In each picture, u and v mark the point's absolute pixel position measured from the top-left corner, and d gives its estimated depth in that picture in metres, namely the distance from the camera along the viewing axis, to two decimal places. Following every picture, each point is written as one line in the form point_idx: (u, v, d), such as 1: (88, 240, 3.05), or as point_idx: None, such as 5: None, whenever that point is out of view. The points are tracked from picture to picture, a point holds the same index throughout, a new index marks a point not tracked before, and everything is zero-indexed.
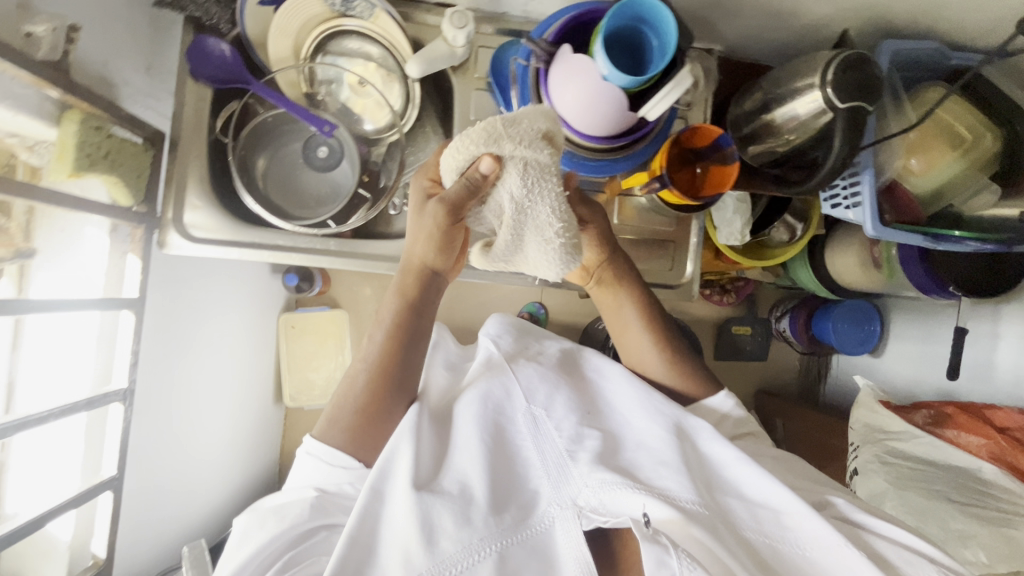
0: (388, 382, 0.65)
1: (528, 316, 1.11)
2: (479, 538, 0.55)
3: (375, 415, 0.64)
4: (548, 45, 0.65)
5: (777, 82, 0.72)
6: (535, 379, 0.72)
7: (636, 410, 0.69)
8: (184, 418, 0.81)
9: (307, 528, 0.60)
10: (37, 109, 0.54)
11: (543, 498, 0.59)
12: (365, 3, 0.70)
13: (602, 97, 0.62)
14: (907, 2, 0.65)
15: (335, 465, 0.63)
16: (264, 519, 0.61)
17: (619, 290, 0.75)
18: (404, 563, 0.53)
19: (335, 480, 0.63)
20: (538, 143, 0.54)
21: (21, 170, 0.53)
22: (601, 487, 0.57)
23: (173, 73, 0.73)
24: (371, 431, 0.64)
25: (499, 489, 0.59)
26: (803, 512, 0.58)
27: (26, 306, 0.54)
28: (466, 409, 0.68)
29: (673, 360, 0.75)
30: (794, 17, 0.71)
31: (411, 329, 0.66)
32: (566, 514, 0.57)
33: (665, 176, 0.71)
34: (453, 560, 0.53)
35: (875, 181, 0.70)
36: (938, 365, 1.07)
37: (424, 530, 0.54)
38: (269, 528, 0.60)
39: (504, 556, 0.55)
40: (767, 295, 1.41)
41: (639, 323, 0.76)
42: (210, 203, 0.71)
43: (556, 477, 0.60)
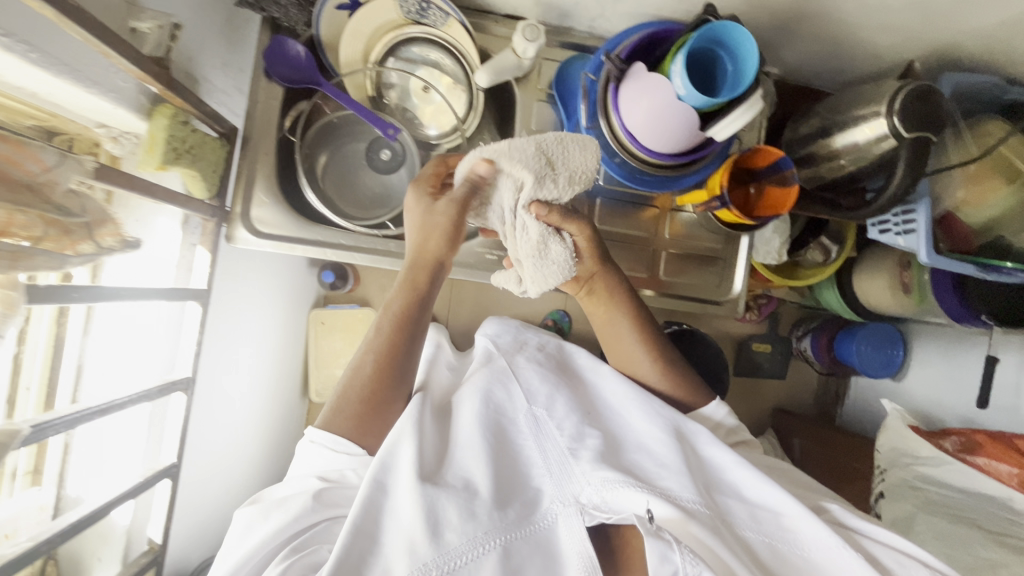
0: (398, 370, 0.64)
1: (552, 323, 1.12)
2: (484, 531, 0.53)
3: (381, 401, 0.63)
4: (621, 62, 0.66)
5: (840, 108, 0.74)
6: (535, 380, 0.72)
7: (635, 412, 0.68)
8: (218, 409, 0.78)
9: (308, 519, 0.57)
10: (133, 103, 0.56)
11: (547, 496, 0.58)
12: (440, 12, 0.71)
13: (675, 117, 0.63)
14: (973, 37, 0.67)
15: (338, 452, 0.60)
16: (268, 511, 0.58)
17: (611, 298, 0.74)
18: (408, 555, 0.50)
19: (342, 467, 0.60)
20: (532, 165, 0.60)
21: (103, 158, 0.57)
22: (604, 485, 0.56)
23: (246, 70, 0.75)
24: (374, 417, 0.62)
25: (503, 484, 0.58)
26: (802, 514, 0.58)
27: (103, 293, 0.51)
28: (467, 407, 0.68)
29: (664, 366, 0.74)
30: (857, 45, 0.72)
31: (418, 320, 0.66)
32: (568, 511, 0.55)
33: (725, 196, 0.72)
34: (459, 552, 0.51)
35: (931, 211, 0.71)
36: (963, 392, 1.07)
37: (428, 521, 0.52)
38: (273, 518, 0.56)
39: (509, 550, 0.52)
40: (790, 313, 1.40)
41: (634, 331, 0.74)
42: (276, 200, 0.73)
43: (558, 475, 0.59)
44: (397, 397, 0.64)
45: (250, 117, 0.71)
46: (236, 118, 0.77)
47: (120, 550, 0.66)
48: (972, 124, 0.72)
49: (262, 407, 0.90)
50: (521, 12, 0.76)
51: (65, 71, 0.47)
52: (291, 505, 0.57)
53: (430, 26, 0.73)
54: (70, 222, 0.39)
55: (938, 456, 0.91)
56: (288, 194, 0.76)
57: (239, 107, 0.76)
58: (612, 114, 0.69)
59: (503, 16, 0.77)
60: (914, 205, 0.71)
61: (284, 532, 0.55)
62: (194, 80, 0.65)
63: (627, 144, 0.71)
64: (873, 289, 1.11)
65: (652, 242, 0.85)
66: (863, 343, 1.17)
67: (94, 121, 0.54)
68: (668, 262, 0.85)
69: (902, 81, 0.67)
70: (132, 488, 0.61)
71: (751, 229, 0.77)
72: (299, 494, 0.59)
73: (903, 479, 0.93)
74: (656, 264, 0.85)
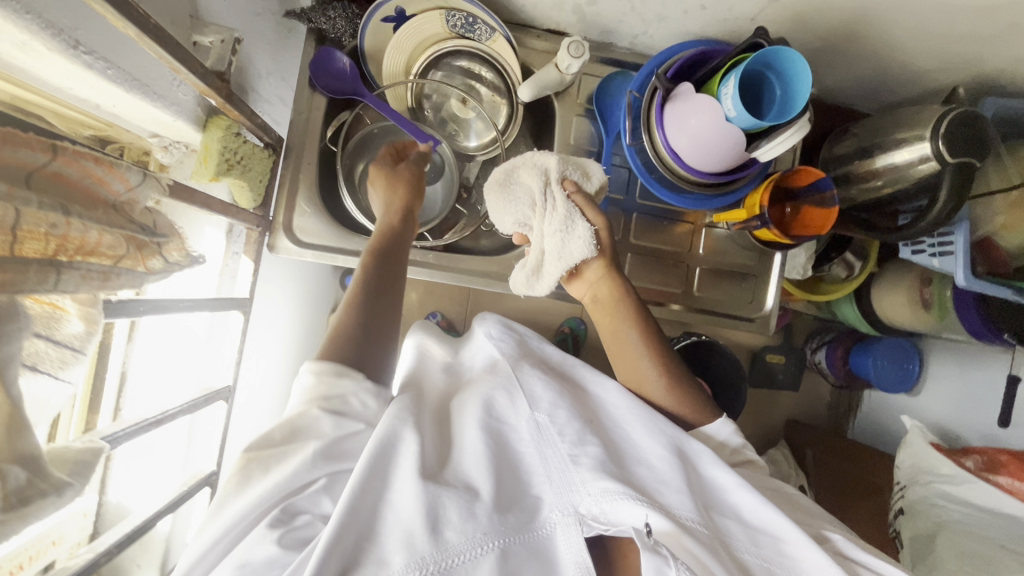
0: (380, 298, 0.62)
1: (568, 330, 1.10)
2: (484, 531, 0.49)
3: (374, 326, 0.60)
4: (668, 82, 0.67)
5: (880, 130, 0.74)
6: (539, 385, 0.63)
7: (636, 424, 0.61)
8: (240, 414, 0.75)
9: (305, 477, 0.50)
10: (191, 114, 0.56)
11: (546, 504, 0.53)
12: (486, 27, 0.71)
13: (722, 137, 0.63)
14: (1017, 63, 0.67)
15: (340, 375, 0.54)
16: (266, 463, 0.50)
17: (616, 305, 0.69)
18: (405, 548, 0.46)
19: (347, 393, 0.54)
20: (565, 164, 0.66)
21: (152, 165, 0.57)
22: (604, 495, 0.52)
23: (288, 79, 0.75)
24: (370, 347, 0.59)
25: (503, 488, 0.53)
26: (801, 540, 0.54)
27: (165, 306, 0.51)
28: (468, 412, 0.61)
29: (669, 379, 0.67)
30: (899, 66, 0.72)
31: (392, 258, 0.65)
32: (567, 521, 0.51)
33: (765, 216, 0.72)
34: (456, 551, 0.47)
35: (969, 235, 0.71)
36: (984, 409, 1.03)
37: (427, 517, 0.48)
38: (270, 472, 0.49)
39: (507, 553, 0.48)
40: (803, 326, 1.42)
41: (639, 338, 0.68)
42: (318, 209, 0.73)
43: (558, 482, 0.54)
44: (391, 324, 0.62)
45: (294, 127, 0.72)
46: (278, 127, 0.77)
47: (159, 556, 0.66)
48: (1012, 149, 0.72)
49: None
50: (564, 27, 0.76)
51: (135, 86, 0.47)
52: (290, 463, 0.50)
53: (475, 40, 0.74)
54: (147, 239, 0.39)
55: (960, 475, 0.90)
56: (326, 203, 0.76)
57: (280, 115, 0.77)
58: (656, 132, 0.70)
59: (544, 30, 0.77)
60: (953, 228, 0.72)
61: (280, 491, 0.49)
62: (243, 90, 0.65)
63: (670, 163, 0.71)
64: (892, 305, 1.10)
65: (686, 258, 0.85)
66: (880, 358, 1.16)
67: (149, 133, 0.55)
68: (702, 277, 0.85)
69: (946, 106, 0.67)
70: (174, 502, 0.59)
71: (786, 247, 0.78)
72: (298, 446, 0.51)
73: (924, 496, 0.93)
74: (690, 279, 0.85)
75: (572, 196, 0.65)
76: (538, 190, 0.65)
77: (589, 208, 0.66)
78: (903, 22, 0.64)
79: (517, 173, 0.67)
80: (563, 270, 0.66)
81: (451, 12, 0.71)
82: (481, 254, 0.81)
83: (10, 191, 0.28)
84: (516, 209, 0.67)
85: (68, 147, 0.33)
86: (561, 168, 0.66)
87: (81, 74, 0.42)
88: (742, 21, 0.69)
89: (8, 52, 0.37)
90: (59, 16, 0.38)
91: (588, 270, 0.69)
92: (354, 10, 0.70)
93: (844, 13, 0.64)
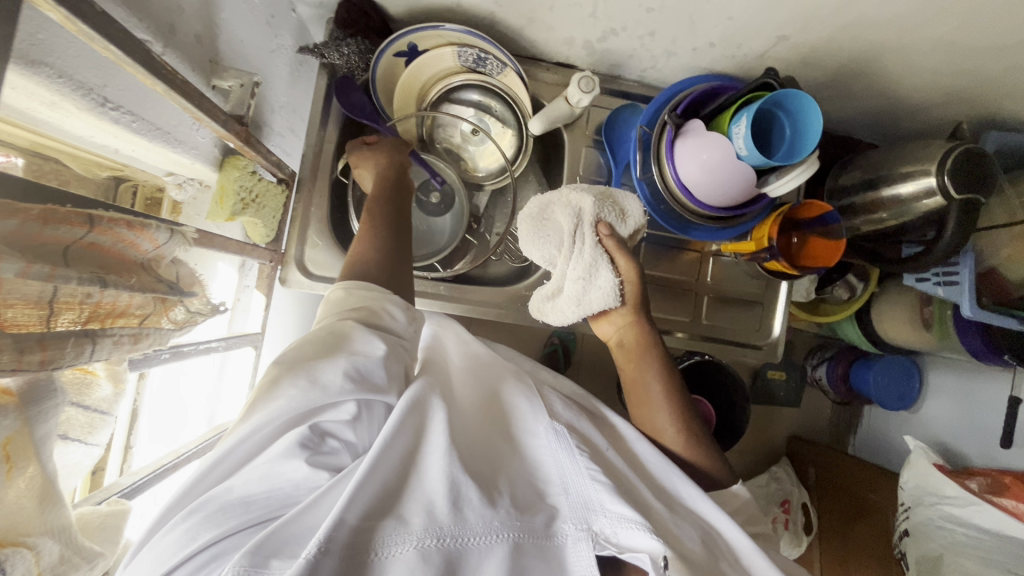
0: (391, 234, 0.63)
1: (559, 341, 1.08)
2: (501, 521, 0.45)
3: (396, 254, 0.62)
4: (678, 118, 0.68)
5: (885, 163, 0.75)
6: (560, 402, 0.62)
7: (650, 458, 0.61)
8: None
9: (333, 398, 0.45)
10: (207, 155, 0.56)
11: (562, 513, 0.50)
12: (498, 62, 0.72)
13: (734, 174, 0.64)
14: (1020, 100, 0.69)
15: (370, 289, 0.55)
16: (298, 376, 0.45)
17: (641, 355, 0.69)
18: (425, 514, 0.43)
19: (375, 305, 0.54)
20: (599, 200, 0.67)
21: (165, 204, 0.55)
22: (619, 521, 0.49)
23: (301, 112, 0.76)
24: (391, 268, 0.60)
25: (520, 488, 0.50)
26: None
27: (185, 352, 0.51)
28: (489, 410, 0.59)
29: (690, 439, 0.66)
30: (904, 101, 0.74)
31: (393, 214, 0.65)
32: (579, 536, 0.48)
33: (774, 249, 0.73)
34: (473, 534, 0.44)
35: (974, 266, 0.72)
36: (980, 434, 1.04)
37: (452, 490, 0.45)
38: (297, 385, 0.45)
39: (519, 547, 0.45)
40: (804, 341, 1.41)
41: (664, 390, 0.67)
42: (328, 241, 0.73)
43: (575, 496, 0.51)
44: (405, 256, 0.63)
45: (305, 160, 0.72)
46: (289, 158, 0.77)
47: None
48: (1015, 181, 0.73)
49: None
50: (574, 61, 0.77)
51: (158, 136, 0.48)
52: (320, 375, 0.45)
53: (486, 73, 0.75)
54: (174, 295, 0.39)
55: (964, 497, 0.90)
56: (337, 234, 0.76)
57: (292, 146, 0.77)
58: (666, 166, 0.70)
59: (553, 62, 0.78)
60: (957, 262, 0.73)
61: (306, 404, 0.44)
62: (257, 126, 0.66)
63: (679, 196, 0.71)
64: (893, 324, 1.09)
65: (694, 286, 0.86)
66: (881, 375, 1.17)
67: (164, 171, 0.53)
68: (709, 305, 0.86)
69: (951, 142, 0.68)
70: None
71: (792, 277, 0.79)
72: (327, 358, 0.47)
73: (928, 519, 0.93)
74: (698, 307, 0.86)
75: (596, 236, 0.66)
76: (568, 230, 0.66)
77: (630, 266, 0.67)
78: (909, 60, 0.65)
79: (553, 209, 0.69)
80: (578, 315, 0.68)
81: (464, 48, 0.72)
82: (492, 285, 0.82)
83: (52, 268, 0.29)
84: (543, 246, 0.68)
85: (104, 216, 0.33)
86: (591, 202, 0.66)
87: (108, 129, 0.43)
88: (750, 58, 0.70)
89: (36, 109, 0.37)
90: (89, 76, 0.39)
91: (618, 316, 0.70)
92: (368, 46, 0.69)
93: (852, 51, 0.66)
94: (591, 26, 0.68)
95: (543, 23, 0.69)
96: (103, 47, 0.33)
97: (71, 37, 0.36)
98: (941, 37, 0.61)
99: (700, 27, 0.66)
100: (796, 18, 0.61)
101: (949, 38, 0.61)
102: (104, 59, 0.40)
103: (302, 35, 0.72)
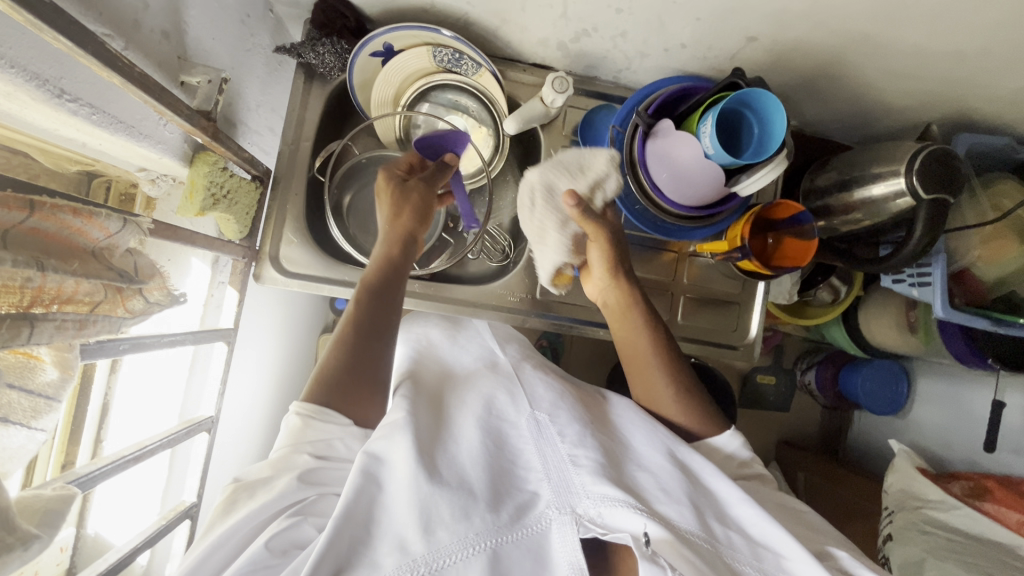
0: (373, 338, 0.65)
1: (547, 344, 1.08)
2: (475, 532, 0.51)
3: (366, 356, 0.64)
4: (649, 118, 0.68)
5: (857, 164, 0.76)
6: (539, 388, 0.72)
7: (640, 434, 0.66)
8: (220, 442, 0.75)
9: (294, 494, 0.55)
10: (177, 150, 0.57)
11: (543, 501, 0.57)
12: (472, 62, 0.73)
13: (704, 173, 0.64)
14: (988, 102, 0.70)
15: (326, 421, 0.59)
16: (251, 488, 0.55)
17: (627, 309, 0.72)
18: (398, 551, 0.50)
19: (333, 438, 0.60)
20: (555, 172, 0.70)
21: (138, 199, 0.57)
22: (602, 499, 0.55)
23: (278, 111, 0.77)
24: (359, 390, 0.63)
25: (497, 484, 0.57)
26: (802, 558, 0.56)
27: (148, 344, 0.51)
28: (467, 417, 0.66)
29: (678, 388, 0.70)
30: (875, 104, 0.75)
31: (391, 285, 0.68)
32: (564, 519, 0.54)
33: (746, 248, 0.73)
34: (448, 552, 0.50)
35: (947, 268, 0.72)
36: (966, 436, 1.03)
37: (421, 518, 0.51)
38: (256, 495, 0.54)
39: (497, 553, 0.51)
40: (795, 344, 1.39)
41: (653, 341, 0.70)
42: (304, 238, 0.73)
43: (558, 482, 0.58)
44: (382, 354, 0.66)
45: (281, 158, 0.73)
46: (266, 156, 0.78)
47: None
48: (986, 182, 0.74)
49: (265, 429, 0.89)
50: (549, 62, 0.78)
51: (122, 129, 0.48)
52: (275, 483, 0.56)
53: (461, 73, 0.76)
54: (126, 284, 0.40)
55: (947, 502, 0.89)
56: (313, 231, 0.77)
57: (269, 145, 0.78)
58: (638, 165, 0.71)
59: (530, 63, 0.79)
60: (930, 262, 0.73)
61: (266, 508, 0.53)
62: (231, 124, 0.67)
63: (652, 196, 0.72)
64: (880, 327, 1.09)
65: (670, 286, 0.86)
66: (868, 379, 1.16)
67: (136, 167, 0.55)
68: (686, 305, 0.86)
69: (920, 143, 0.69)
70: (154, 533, 0.59)
71: (768, 277, 0.79)
72: (280, 473, 0.56)
73: (911, 523, 0.92)
74: (675, 307, 0.86)
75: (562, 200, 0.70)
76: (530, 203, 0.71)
77: (597, 239, 0.71)
78: (877, 62, 0.66)
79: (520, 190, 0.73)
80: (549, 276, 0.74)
81: (439, 48, 0.72)
82: (469, 283, 0.82)
83: None
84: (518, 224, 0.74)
85: (46, 203, 0.34)
86: (543, 174, 0.70)
87: (66, 121, 0.43)
88: (721, 58, 0.71)
89: None
90: (44, 68, 0.39)
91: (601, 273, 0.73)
92: (343, 46, 0.70)
93: (822, 52, 0.66)
94: (563, 27, 0.69)
95: (516, 23, 0.70)
96: (53, 37, 0.34)
97: (22, 29, 0.37)
98: (906, 41, 0.62)
99: (669, 28, 0.66)
100: (763, 19, 0.62)
101: (915, 41, 0.62)
102: (59, 51, 0.40)
103: (278, 35, 0.73)
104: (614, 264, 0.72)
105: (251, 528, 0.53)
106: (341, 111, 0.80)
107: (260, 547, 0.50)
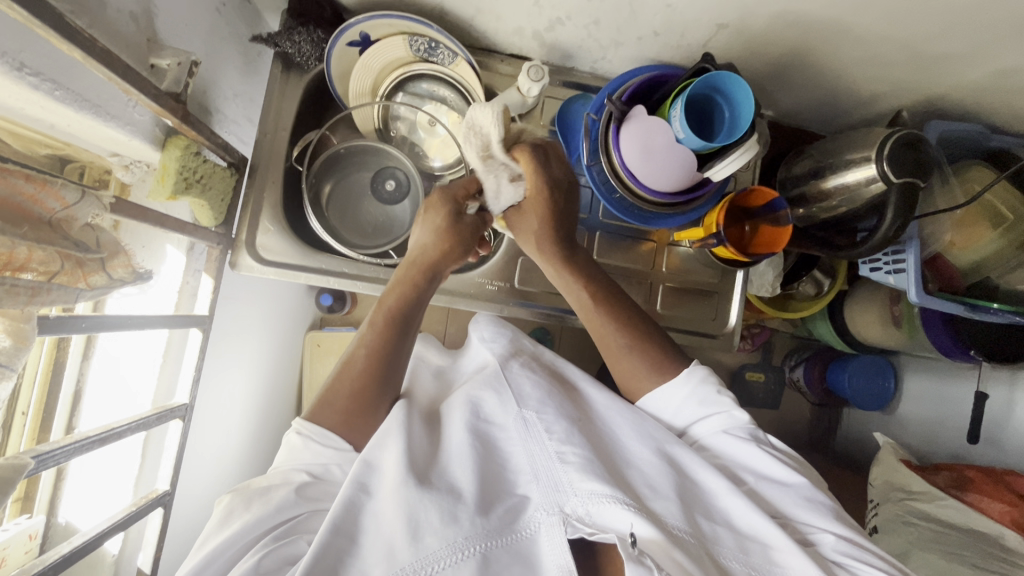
0: (384, 373, 0.64)
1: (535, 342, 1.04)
2: (465, 536, 0.52)
3: (377, 383, 0.64)
4: (622, 104, 0.68)
5: (829, 152, 0.76)
6: (528, 384, 0.68)
7: (626, 429, 0.66)
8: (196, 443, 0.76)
9: (287, 509, 0.55)
10: (149, 133, 0.57)
11: (533, 503, 0.57)
12: (448, 51, 0.74)
13: (674, 159, 0.65)
14: (955, 89, 0.71)
15: (324, 447, 0.59)
16: (249, 499, 0.56)
17: (564, 271, 0.73)
18: (386, 560, 0.50)
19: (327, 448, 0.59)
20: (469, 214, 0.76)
21: (113, 185, 0.58)
22: (590, 497, 0.55)
23: (255, 102, 0.78)
24: (362, 411, 0.62)
25: (487, 488, 0.58)
26: (787, 547, 0.55)
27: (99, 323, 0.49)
28: (456, 416, 0.66)
29: (635, 344, 0.71)
30: (847, 93, 0.76)
31: (408, 318, 0.68)
32: (551, 521, 0.54)
33: (721, 234, 0.74)
34: (437, 557, 0.50)
35: (920, 252, 0.72)
36: (953, 428, 1.00)
37: (409, 524, 0.52)
38: (251, 510, 0.54)
39: (486, 559, 0.51)
40: (783, 342, 1.28)
41: (596, 307, 0.72)
42: (281, 227, 0.74)
43: (546, 482, 0.58)
44: (392, 377, 0.66)
45: (258, 145, 0.73)
46: (243, 145, 0.79)
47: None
48: (959, 170, 0.75)
49: (250, 423, 0.89)
50: (526, 52, 0.79)
51: (87, 107, 0.49)
52: (273, 496, 0.56)
53: (438, 62, 0.76)
54: (84, 256, 0.44)
55: (931, 492, 0.87)
56: (290, 220, 0.77)
57: (246, 135, 0.79)
58: (612, 152, 0.71)
59: (507, 54, 0.80)
60: (904, 247, 0.72)
61: (258, 523, 0.53)
62: (207, 111, 0.67)
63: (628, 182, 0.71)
64: (865, 323, 1.04)
65: (650, 276, 0.86)
66: (855, 375, 1.11)
67: (108, 151, 0.56)
68: (666, 295, 0.86)
69: (890, 129, 0.69)
70: (125, 518, 0.58)
71: (747, 264, 0.79)
72: (267, 487, 0.57)
73: (896, 514, 0.89)
74: (654, 297, 0.86)
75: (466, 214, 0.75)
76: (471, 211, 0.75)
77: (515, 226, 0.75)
78: (842, 50, 0.67)
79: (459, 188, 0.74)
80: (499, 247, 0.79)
81: (415, 37, 0.73)
82: (449, 272, 0.84)
83: None
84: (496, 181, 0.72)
85: None
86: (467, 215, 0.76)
87: (28, 95, 0.44)
88: (694, 47, 0.73)
89: None
90: (2, 39, 0.40)
91: (539, 236, 0.73)
92: (319, 35, 0.71)
93: (791, 40, 0.67)
94: (537, 16, 0.70)
95: (490, 13, 0.71)
96: (7, 5, 0.34)
97: None
98: (870, 31, 0.63)
99: (642, 17, 0.68)
100: (731, 7, 0.63)
101: (881, 30, 0.63)
102: (19, 24, 0.41)
103: (256, 25, 0.74)
104: (541, 243, 0.73)
105: (243, 544, 0.53)
106: (320, 101, 0.81)
107: (252, 563, 0.50)
